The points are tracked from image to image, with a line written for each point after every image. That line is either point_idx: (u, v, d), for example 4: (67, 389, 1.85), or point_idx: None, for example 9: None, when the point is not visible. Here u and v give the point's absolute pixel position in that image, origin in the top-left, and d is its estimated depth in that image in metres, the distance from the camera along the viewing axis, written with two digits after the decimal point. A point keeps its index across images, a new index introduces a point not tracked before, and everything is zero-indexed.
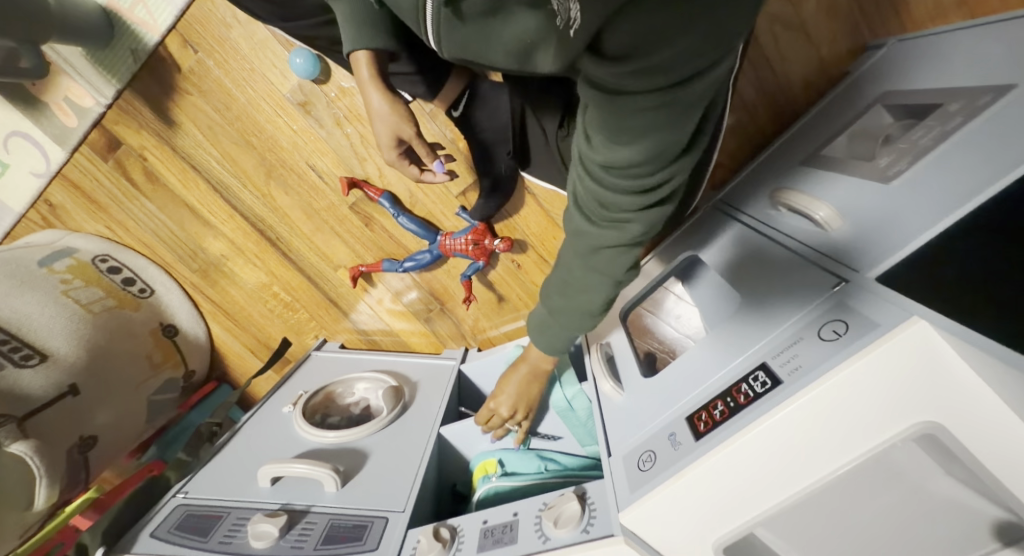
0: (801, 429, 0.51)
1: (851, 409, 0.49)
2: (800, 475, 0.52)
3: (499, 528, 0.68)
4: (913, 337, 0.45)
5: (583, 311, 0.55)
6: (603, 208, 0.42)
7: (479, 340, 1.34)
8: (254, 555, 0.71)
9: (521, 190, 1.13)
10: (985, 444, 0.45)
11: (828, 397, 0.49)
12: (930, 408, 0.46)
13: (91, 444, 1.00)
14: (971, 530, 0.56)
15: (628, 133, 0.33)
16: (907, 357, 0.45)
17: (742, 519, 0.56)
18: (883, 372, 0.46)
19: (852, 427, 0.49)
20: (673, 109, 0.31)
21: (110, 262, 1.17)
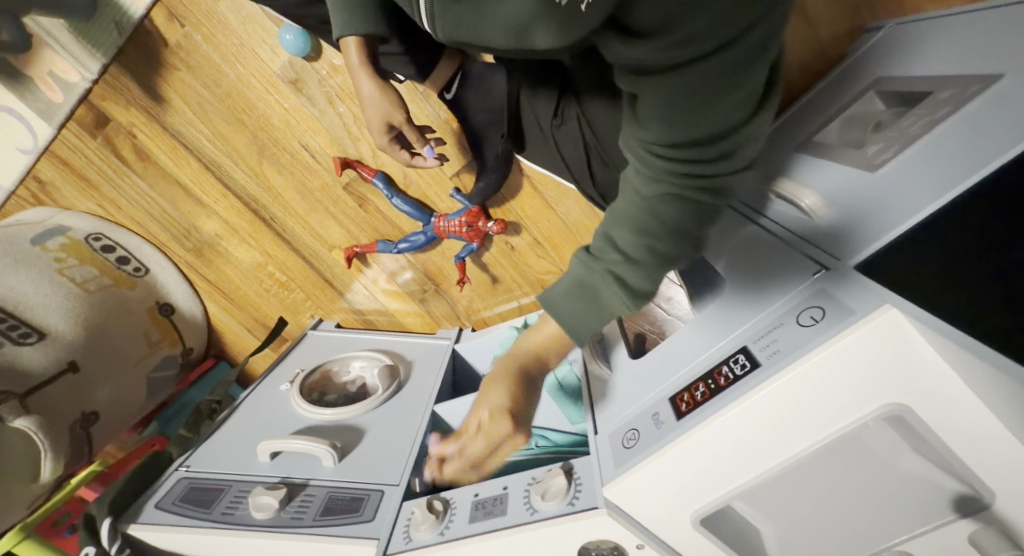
0: (782, 408, 0.53)
1: (822, 387, 0.51)
2: (776, 452, 0.56)
3: (489, 501, 0.71)
4: (883, 320, 0.47)
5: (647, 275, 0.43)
6: (658, 199, 0.41)
7: (473, 320, 1.36)
8: (256, 525, 0.73)
9: (515, 172, 1.14)
10: (944, 421, 0.48)
11: (802, 378, 0.51)
12: (897, 387, 0.49)
13: (93, 420, 1.03)
14: (934, 504, 0.58)
15: (677, 110, 0.37)
16: (882, 338, 0.48)
17: (718, 493, 0.59)
18: (860, 353, 0.49)
19: (822, 405, 0.52)
20: (719, 76, 0.35)
21: (104, 240, 1.17)
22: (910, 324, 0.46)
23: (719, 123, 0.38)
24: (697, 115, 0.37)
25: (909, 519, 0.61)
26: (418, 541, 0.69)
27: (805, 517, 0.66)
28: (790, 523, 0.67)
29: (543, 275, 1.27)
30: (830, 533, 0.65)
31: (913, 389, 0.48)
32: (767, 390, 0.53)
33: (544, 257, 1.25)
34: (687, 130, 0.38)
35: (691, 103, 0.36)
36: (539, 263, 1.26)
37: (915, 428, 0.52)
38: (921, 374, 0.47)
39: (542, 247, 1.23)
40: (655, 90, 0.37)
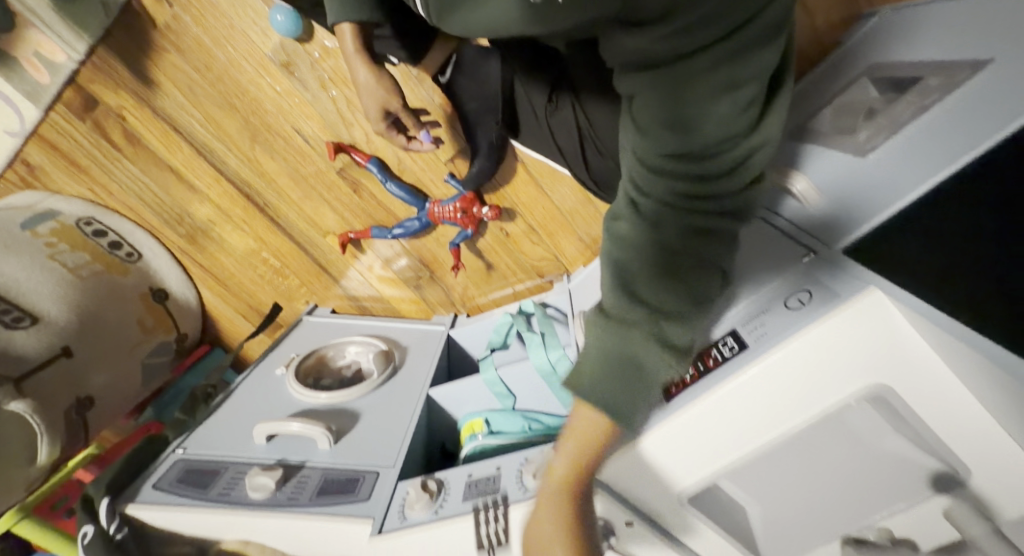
0: (769, 393, 0.54)
1: (808, 370, 0.52)
2: (760, 435, 0.56)
3: (482, 481, 0.72)
4: (865, 300, 0.48)
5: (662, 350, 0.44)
6: (669, 212, 0.42)
7: (468, 307, 1.37)
8: (252, 505, 0.74)
9: (511, 159, 1.15)
10: (925, 402, 0.50)
11: (787, 362, 0.52)
12: (882, 369, 0.50)
13: (89, 405, 1.03)
14: (911, 483, 0.60)
15: (681, 116, 0.39)
16: (869, 320, 0.49)
17: (702, 474, 0.60)
18: (848, 336, 0.50)
19: (807, 387, 0.53)
20: (723, 70, 0.36)
21: (95, 225, 1.17)
22: (892, 303, 0.48)
23: (723, 128, 0.39)
24: (703, 116, 0.38)
25: (889, 499, 0.61)
26: (412, 519, 0.70)
27: (787, 497, 0.67)
28: (772, 505, 0.68)
29: (537, 262, 1.28)
30: (811, 515, 0.66)
31: (892, 368, 0.50)
32: (753, 372, 0.53)
33: (539, 244, 1.25)
34: (692, 136, 0.39)
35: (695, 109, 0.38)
36: (534, 250, 1.26)
37: (898, 409, 0.53)
38: (901, 352, 0.49)
39: (537, 234, 1.24)
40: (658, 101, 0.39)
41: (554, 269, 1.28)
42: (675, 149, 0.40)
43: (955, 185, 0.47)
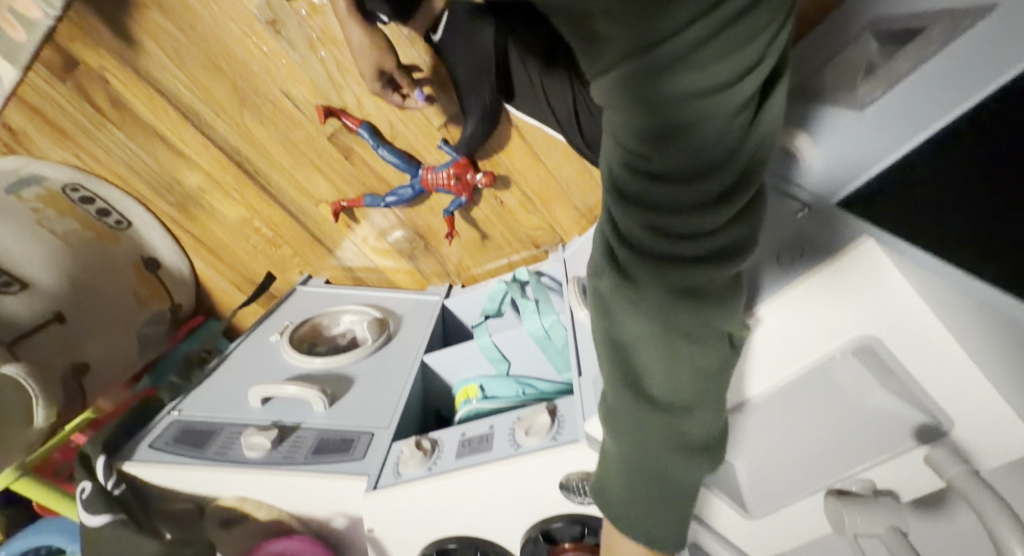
0: (762, 344, 0.57)
1: (799, 324, 0.54)
2: (757, 382, 0.60)
3: (475, 439, 0.73)
4: (858, 257, 0.47)
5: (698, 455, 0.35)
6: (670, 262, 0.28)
7: (463, 278, 1.37)
8: (248, 464, 0.76)
9: (506, 125, 1.13)
10: (912, 351, 0.50)
11: (778, 319, 0.53)
12: (865, 318, 0.51)
13: (84, 371, 1.03)
14: (895, 436, 0.61)
15: (668, 142, 0.26)
16: (857, 271, 0.48)
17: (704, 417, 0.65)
18: (832, 286, 0.50)
19: (799, 338, 0.55)
20: (717, 41, 0.23)
21: (82, 192, 1.15)
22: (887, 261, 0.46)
23: (724, 139, 0.26)
24: (694, 120, 0.25)
25: (869, 453, 0.62)
26: (406, 476, 0.71)
27: (774, 450, 0.70)
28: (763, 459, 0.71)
29: (532, 231, 1.27)
30: (800, 469, 0.67)
31: (880, 322, 0.50)
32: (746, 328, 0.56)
33: (534, 213, 1.24)
34: (684, 165, 0.26)
35: (681, 124, 0.25)
36: (528, 219, 1.25)
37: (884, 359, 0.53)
38: (891, 307, 0.49)
39: (532, 202, 1.23)
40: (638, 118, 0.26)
41: (549, 239, 1.27)
42: (663, 188, 0.27)
43: (926, 156, 0.39)
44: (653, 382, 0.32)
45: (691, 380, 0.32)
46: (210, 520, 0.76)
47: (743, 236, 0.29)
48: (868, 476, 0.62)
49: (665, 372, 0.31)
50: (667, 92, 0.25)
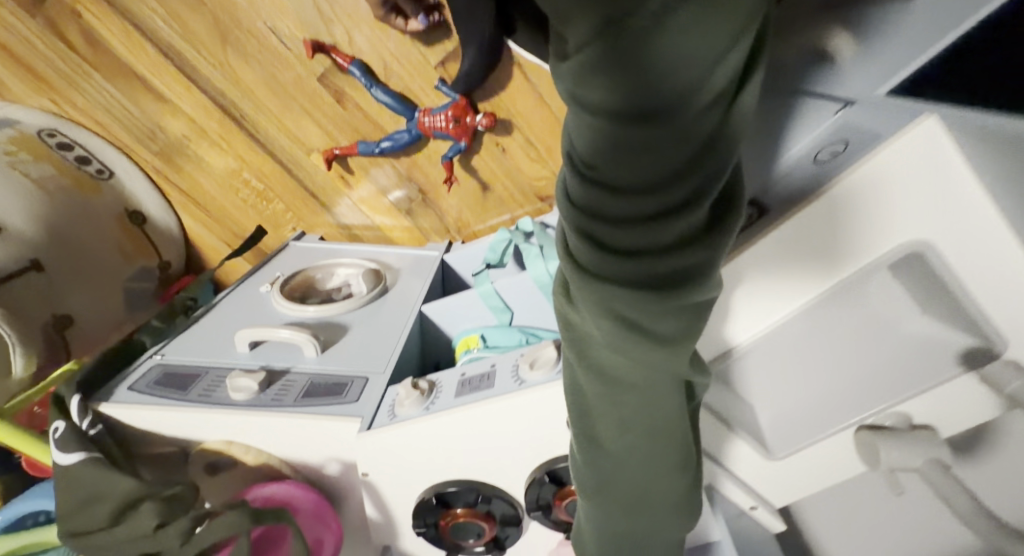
0: (801, 251, 0.52)
1: (844, 225, 0.49)
2: (798, 294, 0.56)
3: (476, 378, 0.68)
4: (915, 139, 0.42)
5: (672, 475, 0.45)
6: (623, 288, 0.31)
7: (464, 235, 1.30)
8: (234, 406, 0.72)
9: (507, 62, 1.08)
10: (974, 258, 0.43)
11: (821, 226, 0.50)
12: (925, 216, 0.45)
13: (67, 323, 0.98)
14: (937, 363, 0.56)
15: (620, 156, 0.26)
16: (919, 153, 0.42)
17: (739, 335, 0.60)
18: (886, 178, 0.45)
19: (843, 242, 0.50)
20: (684, 43, 0.22)
21: (59, 137, 1.12)
22: (953, 147, 0.41)
23: (678, 156, 0.26)
24: (658, 139, 0.25)
25: (905, 385, 0.57)
26: (402, 417, 0.67)
27: (800, 383, 0.64)
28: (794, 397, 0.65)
29: (536, 181, 1.20)
30: (830, 404, 0.62)
31: (937, 222, 0.45)
32: (784, 230, 0.51)
33: (537, 160, 1.18)
34: (632, 178, 0.27)
35: (629, 139, 0.25)
36: (531, 167, 1.19)
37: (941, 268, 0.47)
38: (951, 202, 0.43)
39: (535, 149, 1.17)
40: (589, 132, 0.27)
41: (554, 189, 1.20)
42: (611, 202, 0.28)
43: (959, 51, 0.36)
44: (607, 427, 0.42)
45: (637, 409, 0.39)
46: (196, 464, 0.72)
47: (691, 259, 0.30)
48: (904, 410, 0.56)
49: (616, 411, 0.40)
50: (616, 105, 0.25)
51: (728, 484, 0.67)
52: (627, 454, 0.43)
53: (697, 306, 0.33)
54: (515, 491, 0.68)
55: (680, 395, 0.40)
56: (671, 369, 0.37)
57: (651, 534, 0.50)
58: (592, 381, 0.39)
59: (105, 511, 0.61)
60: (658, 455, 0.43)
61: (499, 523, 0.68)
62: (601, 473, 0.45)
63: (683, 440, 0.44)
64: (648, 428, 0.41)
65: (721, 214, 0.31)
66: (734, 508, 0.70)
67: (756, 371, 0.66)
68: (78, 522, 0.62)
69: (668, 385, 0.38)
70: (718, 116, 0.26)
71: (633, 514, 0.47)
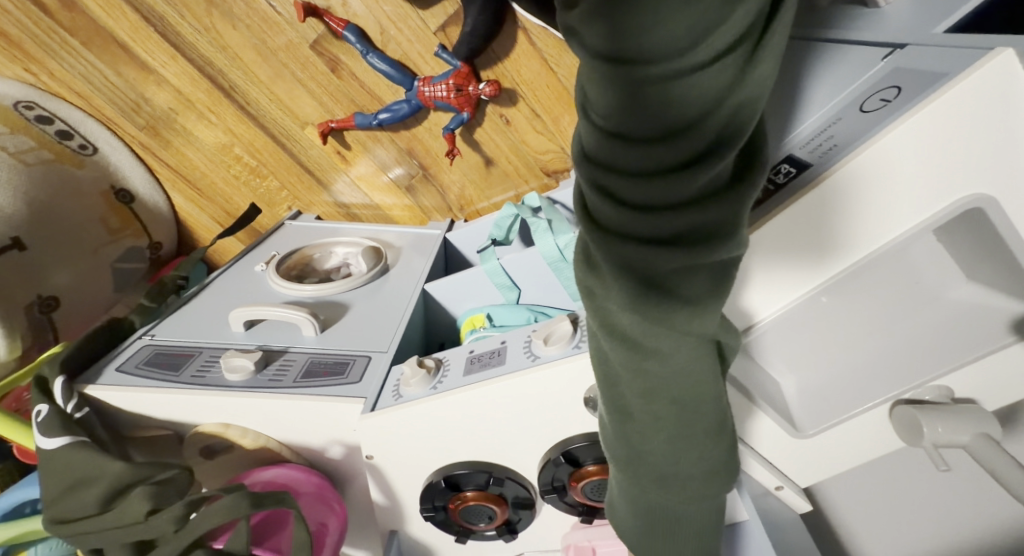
0: (847, 203, 0.47)
1: (896, 178, 0.45)
2: (840, 257, 0.50)
3: (486, 355, 0.64)
4: (987, 76, 0.39)
5: (709, 444, 0.40)
6: (636, 241, 0.30)
7: (466, 213, 1.26)
8: (229, 387, 0.68)
9: (512, 26, 1.02)
10: None
11: (872, 178, 0.45)
12: (991, 168, 0.41)
13: (53, 305, 0.97)
14: (985, 333, 0.52)
15: (628, 102, 0.29)
16: (992, 89, 0.39)
17: (777, 299, 0.55)
18: (946, 120, 0.41)
19: (893, 197, 0.46)
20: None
21: (37, 109, 1.08)
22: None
23: (680, 104, 0.28)
24: (660, 86, 0.28)
25: (945, 358, 0.53)
26: (408, 396, 0.63)
27: (830, 353, 0.61)
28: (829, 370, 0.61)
29: (542, 155, 1.15)
30: (861, 376, 0.58)
31: (1002, 175, 0.41)
32: (833, 178, 0.46)
33: (543, 133, 1.13)
34: (639, 128, 0.29)
35: (631, 87, 0.28)
36: (537, 140, 1.14)
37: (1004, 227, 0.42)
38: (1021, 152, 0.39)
39: (541, 120, 1.11)
40: (599, 85, 0.30)
41: (561, 164, 1.16)
42: (620, 149, 0.30)
43: None
44: (636, 398, 0.38)
45: (665, 376, 0.36)
46: (189, 449, 0.69)
47: (707, 218, 0.30)
48: (944, 382, 0.54)
49: (639, 381, 0.36)
50: (620, 55, 0.28)
51: (757, 466, 0.63)
52: (656, 428, 0.38)
53: (720, 274, 0.32)
54: (527, 472, 0.65)
55: (711, 359, 0.36)
56: (697, 337, 0.34)
57: (689, 520, 0.44)
58: (612, 348, 0.36)
59: (92, 497, 0.58)
60: (691, 431, 0.39)
61: (511, 506, 0.65)
62: (633, 446, 0.41)
63: (716, 415, 0.40)
64: (678, 400, 0.37)
65: (740, 181, 0.31)
66: (759, 488, 0.66)
67: (794, 340, 0.61)
68: (63, 509, 0.59)
69: (697, 352, 0.35)
70: (726, 76, 0.28)
71: (667, 496, 0.42)
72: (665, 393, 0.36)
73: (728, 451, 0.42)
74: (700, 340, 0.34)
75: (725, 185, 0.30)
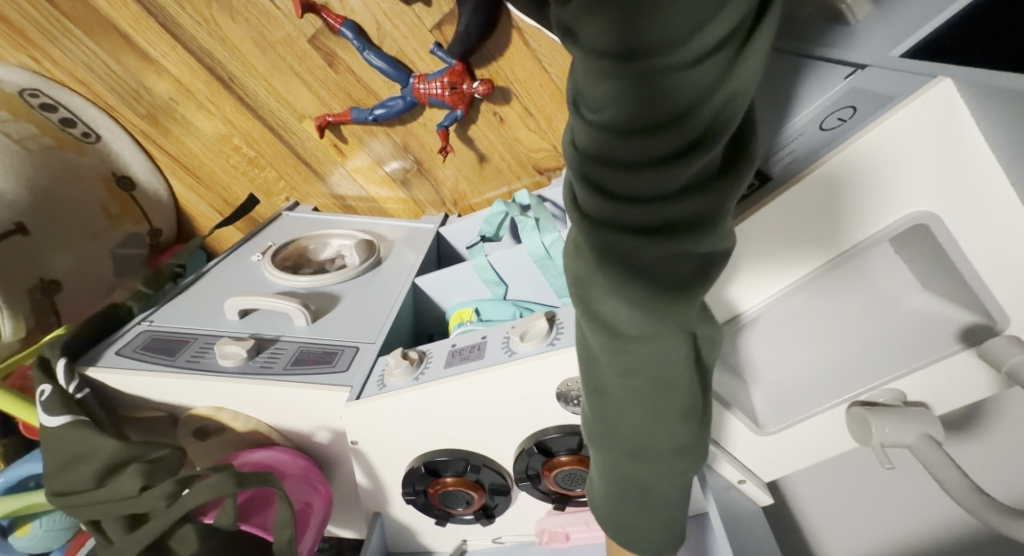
0: (816, 211, 0.50)
1: (860, 191, 0.48)
2: (806, 258, 0.54)
3: (466, 349, 0.67)
4: (933, 97, 0.42)
5: (684, 425, 0.37)
6: (624, 231, 0.28)
7: (459, 208, 1.28)
8: (222, 372, 0.72)
9: (507, 26, 1.04)
10: (980, 229, 0.44)
11: (839, 193, 0.48)
12: (934, 198, 0.46)
13: (56, 289, 1.01)
14: (935, 336, 0.55)
15: (623, 92, 0.26)
16: (931, 115, 0.43)
17: (762, 291, 0.57)
18: (906, 132, 0.44)
19: (861, 201, 0.49)
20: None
21: (42, 97, 1.11)
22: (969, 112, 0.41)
23: (678, 91, 0.25)
24: (657, 74, 0.25)
25: (895, 364, 0.57)
26: (392, 386, 0.66)
27: (791, 353, 0.63)
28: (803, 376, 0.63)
29: (535, 153, 1.18)
30: (818, 377, 0.62)
31: (948, 196, 0.45)
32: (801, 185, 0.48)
33: (536, 131, 1.15)
34: (634, 122, 0.27)
35: (630, 80, 0.26)
36: (529, 138, 1.16)
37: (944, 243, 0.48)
38: (964, 175, 0.43)
39: (534, 119, 1.14)
40: (592, 80, 0.27)
41: (553, 162, 1.18)
42: (615, 142, 0.27)
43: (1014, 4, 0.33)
44: (610, 382, 0.36)
45: (642, 357, 0.33)
46: (183, 430, 0.73)
47: (697, 206, 0.28)
48: (896, 386, 0.56)
49: (618, 362, 0.34)
50: (618, 49, 0.25)
51: (722, 461, 0.67)
52: (629, 403, 0.36)
53: (707, 263, 0.30)
54: (504, 461, 0.68)
55: (687, 347, 0.34)
56: (680, 324, 0.32)
57: (659, 495, 0.42)
58: (594, 333, 0.34)
59: (89, 472, 0.62)
60: (664, 411, 0.36)
61: (488, 492, 0.68)
62: (608, 428, 0.39)
63: (690, 395, 0.36)
64: (655, 382, 0.35)
65: (729, 170, 0.29)
66: (722, 481, 0.70)
67: (765, 331, 0.63)
68: (62, 483, 0.63)
69: (674, 338, 0.32)
70: (722, 66, 0.25)
71: (639, 471, 0.40)
72: (643, 375, 0.34)
73: (701, 431, 0.39)
74: (682, 327, 0.32)
75: (716, 170, 0.28)
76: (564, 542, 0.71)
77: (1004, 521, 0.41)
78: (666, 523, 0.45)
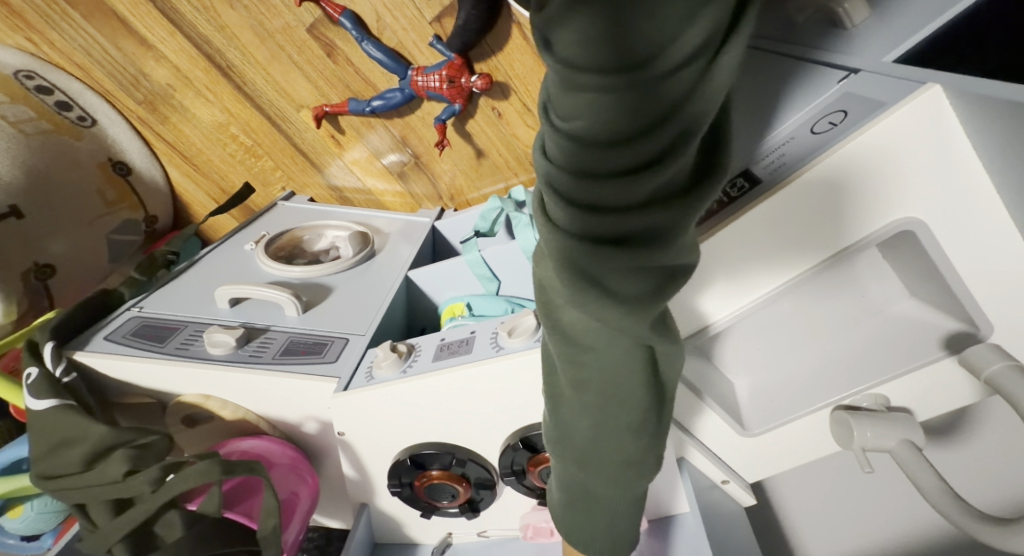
0: (800, 215, 0.49)
1: (844, 197, 0.47)
2: (787, 263, 0.52)
3: (455, 343, 0.67)
4: (921, 105, 0.42)
5: (639, 437, 0.39)
6: (587, 240, 0.28)
7: (456, 202, 1.28)
8: (211, 360, 0.72)
9: (507, 20, 1.04)
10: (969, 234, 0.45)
11: (826, 198, 0.47)
12: (919, 202, 0.46)
13: (50, 273, 1.01)
14: (919, 342, 0.56)
15: (593, 100, 0.26)
16: (915, 120, 0.43)
17: (739, 298, 0.55)
18: (891, 138, 0.44)
19: (842, 208, 0.48)
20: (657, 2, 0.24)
21: (37, 79, 1.11)
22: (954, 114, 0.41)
23: (648, 103, 0.26)
24: (628, 86, 0.25)
25: (881, 368, 0.57)
26: (379, 379, 0.66)
27: (775, 357, 0.63)
28: (787, 381, 0.63)
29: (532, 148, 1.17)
30: (801, 381, 0.62)
31: (938, 200, 0.45)
32: (787, 188, 0.47)
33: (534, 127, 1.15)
34: (603, 132, 0.27)
35: (599, 91, 0.26)
36: (527, 133, 1.16)
37: (930, 246, 0.48)
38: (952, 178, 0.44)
39: (533, 114, 1.13)
40: (564, 88, 0.27)
41: None
42: (583, 154, 0.27)
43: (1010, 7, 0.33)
44: (571, 389, 0.38)
45: (599, 364, 0.35)
46: (172, 416, 0.73)
47: (658, 219, 0.28)
48: (880, 391, 0.57)
49: (578, 369, 0.36)
50: (590, 59, 0.25)
51: (689, 448, 0.66)
52: (586, 410, 0.38)
53: (666, 279, 0.30)
54: (489, 456, 0.68)
55: (646, 362, 0.35)
56: (637, 336, 0.32)
57: (611, 500, 0.44)
58: (557, 336, 0.35)
59: (78, 456, 0.62)
60: (616, 420, 0.38)
61: (473, 486, 0.68)
62: (568, 434, 0.41)
63: (645, 408, 0.38)
64: (611, 392, 0.36)
65: (694, 186, 0.29)
66: (706, 480, 0.70)
67: (745, 336, 0.63)
68: (50, 466, 0.63)
69: (631, 350, 0.34)
70: (691, 80, 0.26)
71: (597, 477, 0.42)
72: (593, 383, 0.36)
73: (653, 446, 0.40)
74: (640, 339, 0.33)
75: (679, 186, 0.29)
76: (547, 537, 0.71)
77: (979, 526, 0.41)
78: (609, 524, 0.46)
